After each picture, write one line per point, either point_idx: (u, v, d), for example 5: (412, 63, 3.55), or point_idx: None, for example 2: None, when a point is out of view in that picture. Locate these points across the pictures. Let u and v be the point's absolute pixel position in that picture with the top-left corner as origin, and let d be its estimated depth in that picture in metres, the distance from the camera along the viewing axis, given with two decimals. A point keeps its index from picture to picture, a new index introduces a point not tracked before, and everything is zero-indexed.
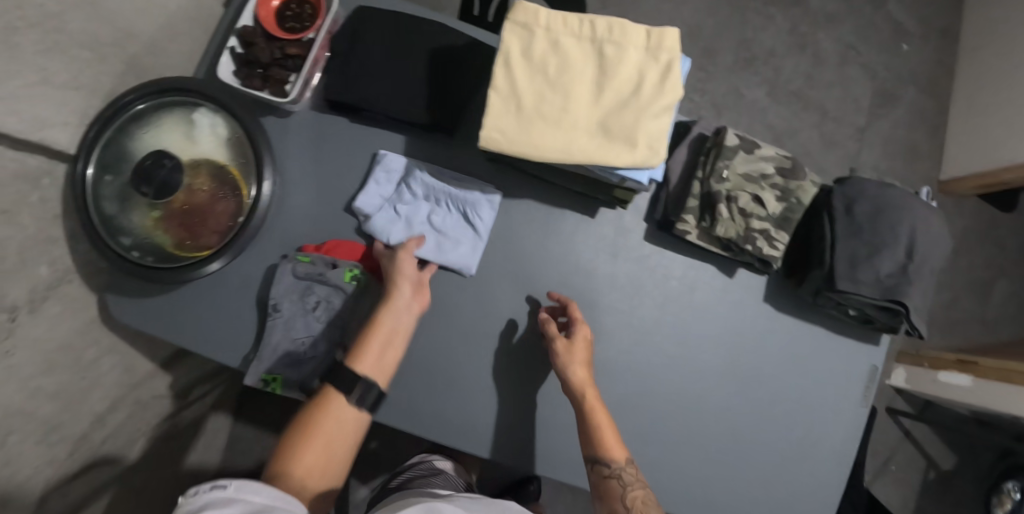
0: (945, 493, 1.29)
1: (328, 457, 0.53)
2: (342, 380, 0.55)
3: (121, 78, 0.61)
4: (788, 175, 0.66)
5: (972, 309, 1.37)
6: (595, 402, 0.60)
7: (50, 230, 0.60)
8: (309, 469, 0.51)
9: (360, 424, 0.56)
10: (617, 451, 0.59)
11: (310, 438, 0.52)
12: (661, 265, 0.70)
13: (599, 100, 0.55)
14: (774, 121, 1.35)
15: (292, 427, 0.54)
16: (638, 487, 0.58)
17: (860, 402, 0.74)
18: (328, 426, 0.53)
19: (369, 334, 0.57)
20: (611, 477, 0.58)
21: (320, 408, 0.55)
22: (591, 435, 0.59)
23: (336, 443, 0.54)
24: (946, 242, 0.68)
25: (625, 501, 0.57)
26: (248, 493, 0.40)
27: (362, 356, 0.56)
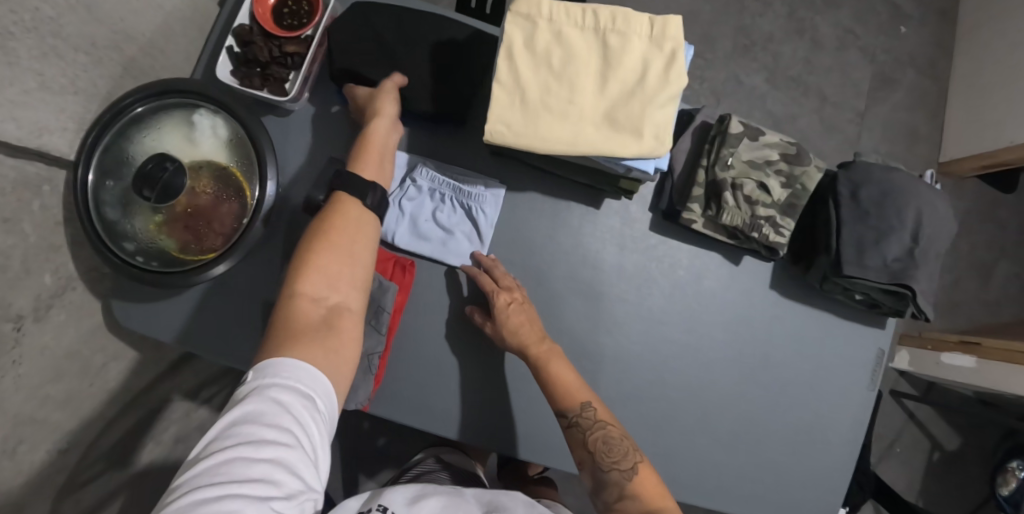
0: (950, 473, 1.31)
1: (346, 278, 0.52)
2: (355, 184, 0.54)
3: (119, 81, 0.60)
4: (793, 161, 0.66)
5: (974, 290, 1.38)
6: (543, 359, 0.60)
7: (52, 237, 0.60)
8: (331, 300, 0.50)
9: (374, 228, 0.56)
10: (566, 404, 0.59)
11: (325, 250, 0.51)
12: (667, 254, 0.70)
13: (603, 90, 0.55)
14: (774, 107, 1.34)
15: (300, 248, 0.52)
16: (598, 428, 0.58)
17: (867, 386, 0.75)
18: (342, 235, 0.52)
19: (366, 141, 0.57)
20: (570, 427, 0.59)
21: (337, 211, 0.54)
22: (547, 393, 0.60)
23: (355, 250, 0.53)
24: (951, 224, 0.68)
25: (588, 446, 0.58)
26: (282, 388, 0.41)
27: (365, 161, 0.57)
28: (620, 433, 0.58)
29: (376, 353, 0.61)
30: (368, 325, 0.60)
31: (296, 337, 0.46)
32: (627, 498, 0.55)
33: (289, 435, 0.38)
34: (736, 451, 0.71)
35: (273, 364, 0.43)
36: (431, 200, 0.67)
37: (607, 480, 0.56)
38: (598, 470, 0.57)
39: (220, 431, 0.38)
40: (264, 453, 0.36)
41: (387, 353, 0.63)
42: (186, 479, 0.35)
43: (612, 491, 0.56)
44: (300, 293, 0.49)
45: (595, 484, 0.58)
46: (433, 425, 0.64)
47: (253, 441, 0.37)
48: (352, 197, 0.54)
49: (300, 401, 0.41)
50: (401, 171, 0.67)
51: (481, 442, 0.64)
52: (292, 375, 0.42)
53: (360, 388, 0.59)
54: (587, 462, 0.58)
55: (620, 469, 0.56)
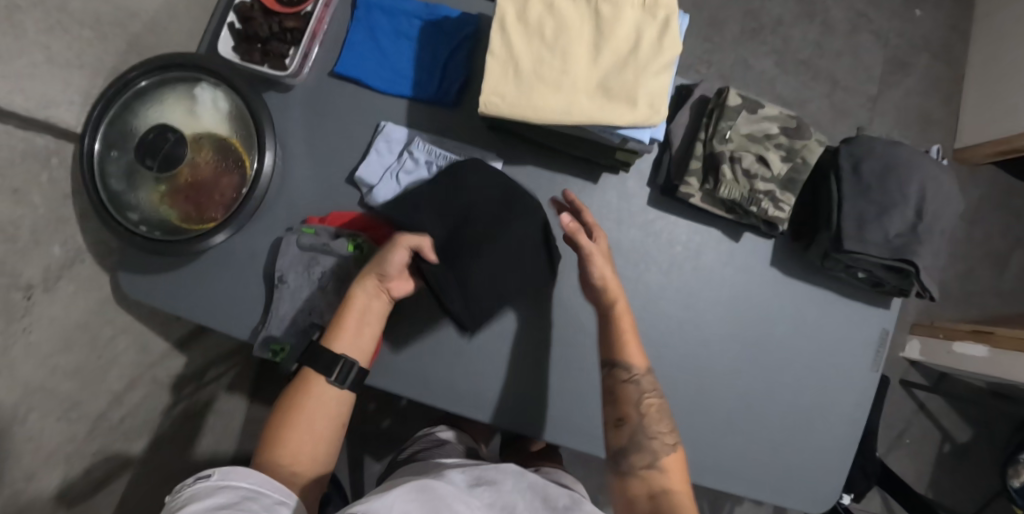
0: (961, 466, 1.28)
1: (311, 449, 0.53)
2: (322, 358, 0.56)
3: (124, 58, 0.61)
4: (792, 134, 0.65)
5: (990, 279, 1.35)
6: (618, 315, 0.61)
7: (61, 210, 0.61)
8: (294, 469, 0.52)
9: (344, 400, 0.57)
10: (636, 360, 0.60)
11: (294, 422, 0.54)
12: (665, 230, 0.70)
13: (597, 59, 0.55)
14: (783, 91, 1.32)
15: (274, 416, 0.55)
16: (652, 395, 0.60)
17: (870, 367, 0.74)
18: (311, 412, 0.55)
19: (344, 315, 0.58)
20: (628, 382, 0.59)
21: (304, 389, 0.56)
22: (615, 342, 0.60)
23: (320, 421, 0.55)
24: (957, 200, 0.67)
25: (640, 406, 0.59)
26: (249, 488, 0.44)
27: (339, 333, 0.57)
28: (665, 410, 0.60)
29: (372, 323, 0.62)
30: None
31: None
32: (654, 468, 0.55)
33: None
34: (734, 430, 0.71)
35: (235, 471, 0.44)
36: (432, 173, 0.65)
37: (643, 445, 0.57)
38: (638, 433, 0.57)
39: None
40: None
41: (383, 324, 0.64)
42: None
43: (644, 457, 0.56)
44: (267, 459, 0.51)
45: (626, 444, 0.57)
46: (429, 398, 0.65)
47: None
48: (320, 373, 0.56)
49: (266, 497, 0.44)
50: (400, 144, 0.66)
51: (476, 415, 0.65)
52: (256, 482, 0.45)
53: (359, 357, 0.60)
54: (630, 421, 0.58)
55: (661, 440, 0.57)
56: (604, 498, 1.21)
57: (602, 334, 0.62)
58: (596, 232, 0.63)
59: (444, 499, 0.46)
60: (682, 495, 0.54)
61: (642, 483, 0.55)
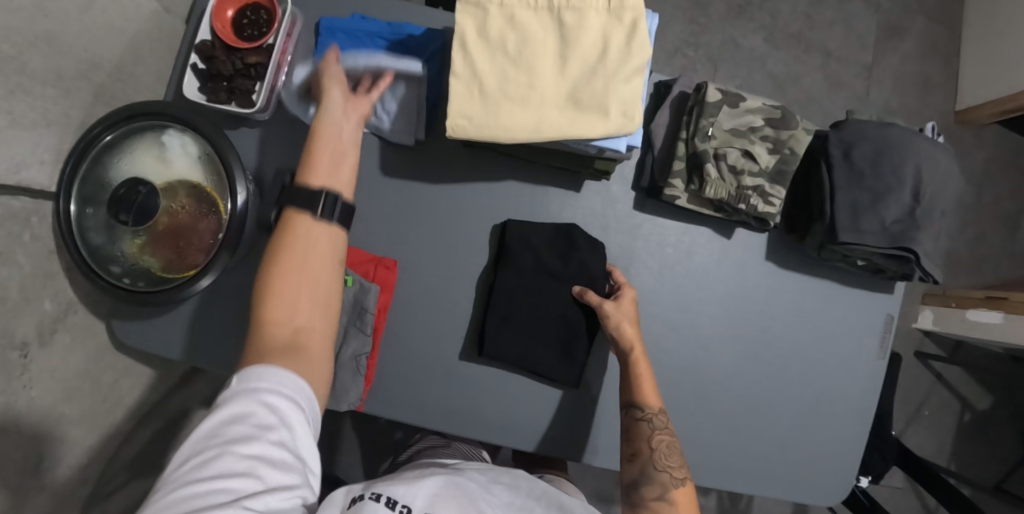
0: (981, 434, 1.26)
1: (310, 299, 0.47)
2: (304, 197, 0.48)
3: (91, 109, 0.60)
4: (778, 125, 0.63)
5: (1001, 243, 1.31)
6: (636, 361, 0.60)
7: (47, 265, 0.61)
8: (296, 324, 0.45)
9: (338, 238, 0.50)
10: (650, 398, 0.59)
11: (281, 274, 0.46)
12: (655, 234, 0.68)
13: (563, 67, 0.53)
14: (775, 68, 1.28)
15: (258, 277, 0.47)
16: (666, 434, 0.58)
17: (876, 354, 0.72)
18: (301, 258, 0.47)
19: (314, 148, 0.51)
20: (642, 421, 0.58)
21: (287, 233, 0.48)
22: (629, 384, 0.60)
23: (315, 265, 0.47)
24: (957, 180, 0.64)
25: (651, 441, 0.57)
26: (270, 390, 0.39)
27: (313, 168, 0.50)
28: (677, 448, 0.58)
29: (363, 354, 0.61)
30: (352, 328, 0.61)
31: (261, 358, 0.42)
32: (664, 500, 0.53)
33: (276, 434, 0.37)
34: (739, 429, 0.70)
35: (255, 368, 0.41)
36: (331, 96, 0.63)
37: (653, 478, 0.55)
38: (649, 468, 0.56)
39: (208, 427, 0.37)
40: (251, 450, 0.36)
41: (375, 353, 0.63)
42: (196, 460, 0.35)
43: (653, 488, 0.54)
44: (264, 320, 0.44)
45: (637, 478, 0.56)
46: (427, 420, 0.65)
47: (241, 436, 0.36)
48: (305, 215, 0.48)
49: (289, 401, 0.40)
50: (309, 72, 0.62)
51: (476, 433, 0.65)
52: (278, 380, 0.40)
53: (351, 388, 0.61)
54: (642, 455, 0.57)
55: (670, 473, 0.55)
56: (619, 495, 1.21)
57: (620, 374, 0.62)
58: (622, 291, 0.64)
59: (468, 495, 0.47)
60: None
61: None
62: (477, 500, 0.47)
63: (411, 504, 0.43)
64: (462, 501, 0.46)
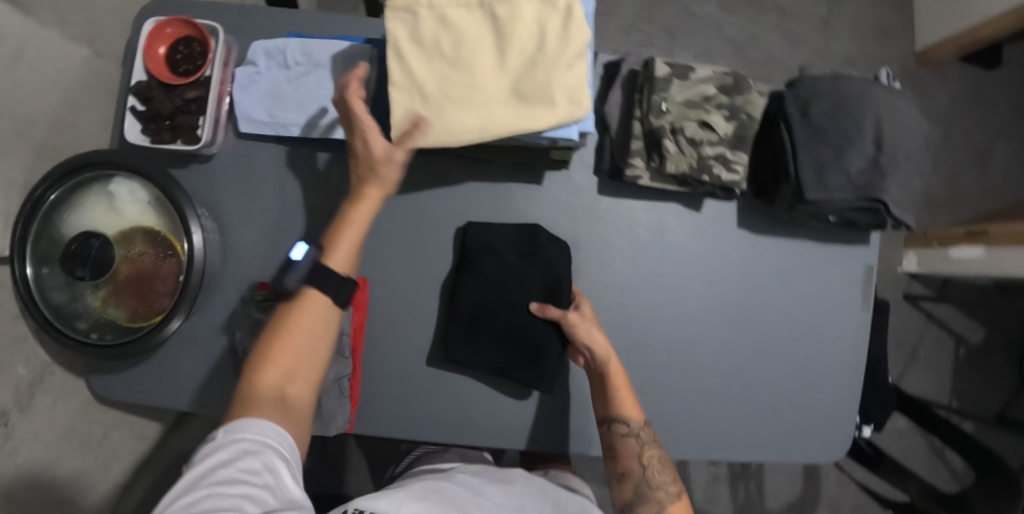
0: (978, 367, 1.27)
1: (310, 370, 0.45)
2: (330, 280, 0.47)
3: (35, 166, 0.58)
4: (732, 91, 0.62)
5: (976, 177, 1.31)
6: (614, 375, 0.60)
7: (15, 330, 0.60)
8: (291, 391, 0.43)
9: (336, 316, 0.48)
10: (634, 416, 0.59)
11: (285, 346, 0.44)
12: (623, 216, 0.68)
13: (501, 60, 0.52)
14: (733, 32, 1.27)
15: (258, 343, 0.45)
16: (653, 445, 0.60)
17: (861, 307, 0.72)
18: (307, 332, 0.46)
19: (346, 228, 0.50)
20: (628, 435, 0.59)
21: (297, 308, 0.46)
22: (610, 401, 0.60)
23: (314, 337, 0.46)
24: (916, 123, 0.64)
25: (642, 459, 0.59)
26: (256, 437, 0.39)
27: (339, 252, 0.49)
28: (664, 458, 0.60)
29: (345, 375, 0.61)
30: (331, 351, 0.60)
31: (249, 415, 0.41)
32: None
33: (261, 476, 0.37)
34: (733, 399, 0.70)
35: (239, 422, 0.40)
36: (262, 96, 0.62)
37: (649, 497, 0.58)
38: (643, 485, 0.58)
39: (191, 472, 0.37)
40: (237, 489, 0.35)
41: (357, 374, 0.63)
42: (177, 504, 0.34)
43: (649, 507, 0.57)
44: (256, 384, 0.43)
45: (632, 498, 0.59)
46: (420, 433, 0.65)
47: (227, 481, 0.36)
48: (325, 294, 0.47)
49: (274, 448, 0.39)
50: (251, 65, 0.62)
51: (472, 440, 0.65)
52: (264, 429, 0.40)
53: (338, 412, 0.60)
54: (633, 474, 0.59)
55: (666, 489, 0.58)
56: None
57: (598, 393, 0.61)
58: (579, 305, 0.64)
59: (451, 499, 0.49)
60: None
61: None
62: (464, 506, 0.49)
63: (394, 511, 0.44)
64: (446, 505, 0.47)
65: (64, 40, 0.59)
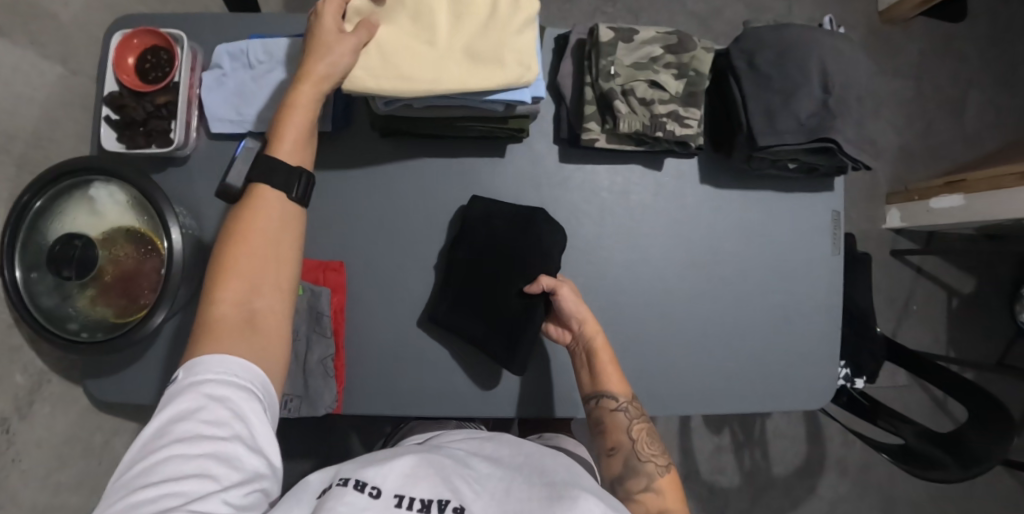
0: (973, 316, 1.27)
1: (272, 281, 0.45)
2: (279, 169, 0.48)
3: (18, 179, 0.61)
4: (678, 50, 0.65)
5: (951, 128, 1.32)
6: (601, 347, 0.61)
7: (9, 340, 0.62)
8: (256, 305, 0.44)
9: (296, 217, 0.49)
10: (619, 390, 0.60)
11: (242, 254, 0.45)
12: (587, 182, 0.70)
13: (454, 18, 0.55)
14: (695, 7, 1.30)
15: (217, 250, 0.46)
16: (641, 420, 0.60)
17: (831, 251, 0.73)
18: (262, 237, 0.46)
19: (289, 116, 0.51)
20: (616, 410, 0.60)
21: (253, 203, 0.47)
22: (599, 377, 0.60)
23: (272, 246, 0.46)
24: (862, 65, 0.66)
25: (630, 433, 0.59)
26: (216, 382, 0.39)
27: (284, 140, 0.49)
28: (651, 431, 0.60)
29: (330, 356, 0.63)
30: (314, 333, 0.62)
31: (213, 341, 0.42)
32: (649, 491, 0.56)
33: (227, 428, 0.38)
34: (712, 351, 0.71)
35: (201, 360, 0.41)
36: (231, 96, 0.65)
37: (639, 470, 0.57)
38: (632, 458, 0.58)
39: (157, 428, 0.38)
40: (200, 448, 0.37)
41: (341, 354, 0.65)
42: (145, 463, 0.36)
43: (639, 481, 0.56)
44: (217, 295, 0.43)
45: (621, 471, 0.58)
46: (407, 407, 0.66)
47: (190, 434, 0.37)
48: (275, 187, 0.48)
49: (239, 393, 0.40)
50: (217, 68, 0.65)
51: (458, 408, 0.66)
52: (225, 371, 0.40)
53: (325, 391, 0.63)
54: (622, 448, 0.59)
55: (655, 462, 0.58)
56: None
57: (584, 367, 0.62)
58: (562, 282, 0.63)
59: (443, 472, 0.45)
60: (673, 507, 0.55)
61: (640, 507, 0.55)
62: (452, 476, 0.45)
63: (381, 485, 0.42)
64: (436, 477, 0.44)
65: (38, 59, 0.62)
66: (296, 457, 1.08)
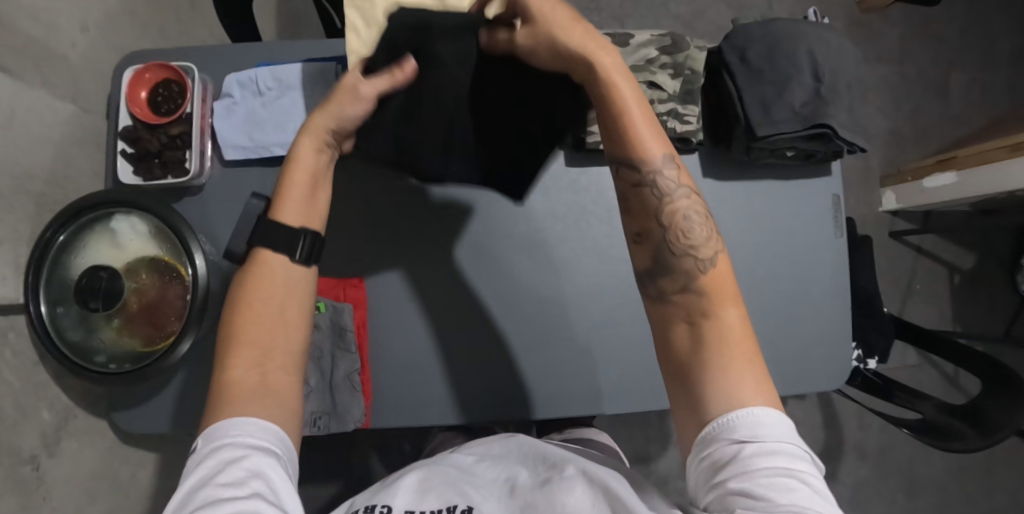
0: (975, 291, 1.29)
1: (281, 340, 0.46)
2: (282, 234, 0.48)
3: (38, 217, 0.62)
4: (672, 50, 0.67)
5: (937, 109, 1.36)
6: (607, 96, 0.46)
7: (36, 377, 0.62)
8: (268, 366, 0.44)
9: (301, 280, 0.49)
10: (655, 150, 0.46)
11: (250, 320, 0.45)
12: (593, 182, 0.72)
13: None
14: (679, 9, 1.34)
15: (225, 317, 0.47)
16: (683, 191, 0.46)
17: (834, 235, 0.75)
18: (268, 298, 0.47)
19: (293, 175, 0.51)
20: (643, 185, 0.47)
21: (261, 269, 0.48)
22: (617, 140, 0.47)
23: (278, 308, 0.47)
24: (848, 52, 0.68)
25: (663, 216, 0.46)
26: (233, 443, 0.39)
27: (288, 201, 0.50)
28: (699, 210, 0.47)
29: (356, 371, 0.65)
30: (339, 350, 0.65)
31: (230, 405, 0.42)
32: (688, 290, 0.44)
33: (245, 486, 0.36)
34: None
35: (218, 427, 0.40)
36: (244, 123, 0.67)
37: (672, 266, 0.45)
38: (664, 247, 0.46)
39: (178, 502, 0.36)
40: (218, 510, 0.34)
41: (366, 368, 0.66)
42: None
43: (675, 280, 0.45)
44: (230, 364, 0.44)
45: (652, 266, 0.46)
46: (432, 416, 0.67)
47: (210, 498, 0.35)
48: (279, 250, 0.49)
49: (255, 451, 0.38)
50: (228, 97, 0.67)
51: (481, 415, 0.67)
52: (242, 431, 0.39)
53: (354, 405, 0.64)
54: (653, 236, 0.47)
55: (699, 254, 0.45)
56: (655, 450, 1.26)
57: (601, 120, 0.48)
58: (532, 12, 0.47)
59: (451, 481, 0.45)
60: (727, 314, 0.43)
61: (678, 309, 0.44)
62: (461, 485, 0.45)
63: (391, 503, 0.42)
64: (443, 487, 0.44)
65: (51, 100, 0.64)
66: (319, 479, 1.08)
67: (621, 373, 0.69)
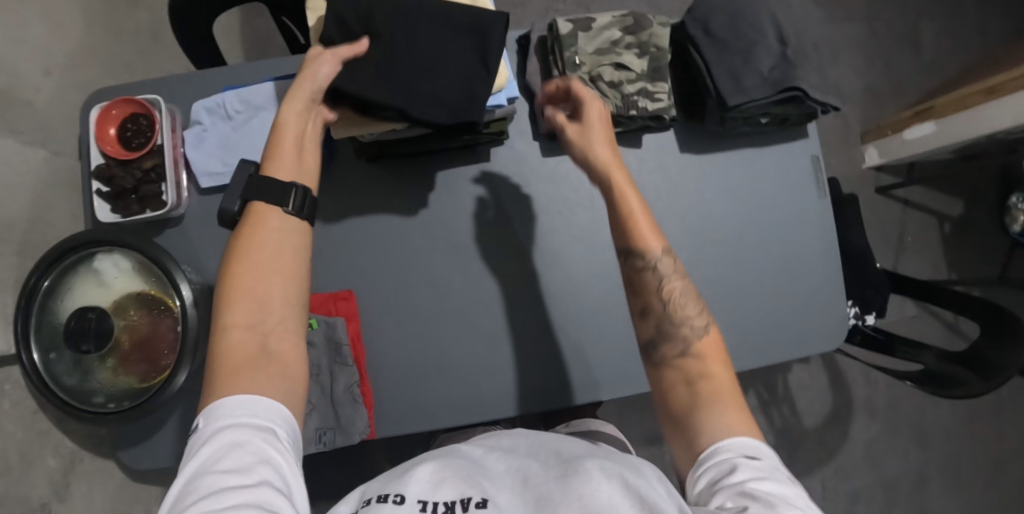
0: (967, 237, 1.30)
1: (277, 299, 0.45)
2: (274, 188, 0.48)
3: (20, 265, 0.62)
4: (636, 29, 0.67)
5: (909, 61, 1.36)
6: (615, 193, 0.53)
7: (37, 424, 0.62)
8: (268, 325, 0.44)
9: (296, 233, 0.49)
10: (655, 243, 0.52)
11: (242, 276, 0.45)
12: (572, 169, 0.72)
13: None
14: None
15: (223, 269, 0.46)
16: (676, 276, 0.52)
17: (817, 196, 0.75)
18: (266, 249, 0.46)
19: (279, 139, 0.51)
20: (646, 269, 0.52)
21: (255, 220, 0.47)
22: (620, 228, 0.53)
23: (274, 260, 0.46)
24: (811, 13, 0.68)
25: (662, 294, 0.52)
26: (238, 427, 0.38)
27: (277, 159, 0.50)
28: (691, 292, 0.52)
29: (355, 382, 0.65)
30: (336, 364, 0.64)
31: (231, 383, 0.41)
32: (687, 356, 0.48)
33: (255, 474, 0.36)
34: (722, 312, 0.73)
35: (219, 407, 0.39)
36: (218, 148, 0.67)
37: (672, 335, 0.50)
38: (664, 322, 0.50)
39: (182, 491, 0.35)
40: (229, 499, 0.34)
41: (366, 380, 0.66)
42: None
43: (674, 345, 0.49)
44: (227, 322, 0.43)
45: (653, 336, 0.51)
46: (437, 420, 0.67)
47: (218, 487, 0.35)
48: (273, 204, 0.48)
49: (261, 435, 0.38)
50: (197, 124, 0.67)
51: (483, 413, 0.67)
52: (250, 413, 0.39)
53: (357, 417, 0.64)
54: (654, 311, 0.51)
55: (693, 324, 0.50)
56: None
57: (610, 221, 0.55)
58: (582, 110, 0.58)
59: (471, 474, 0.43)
60: (715, 368, 0.47)
61: (678, 372, 0.48)
62: (478, 478, 0.43)
63: (404, 491, 0.41)
64: (460, 480, 0.42)
65: (19, 146, 0.64)
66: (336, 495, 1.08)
67: (620, 355, 0.69)
